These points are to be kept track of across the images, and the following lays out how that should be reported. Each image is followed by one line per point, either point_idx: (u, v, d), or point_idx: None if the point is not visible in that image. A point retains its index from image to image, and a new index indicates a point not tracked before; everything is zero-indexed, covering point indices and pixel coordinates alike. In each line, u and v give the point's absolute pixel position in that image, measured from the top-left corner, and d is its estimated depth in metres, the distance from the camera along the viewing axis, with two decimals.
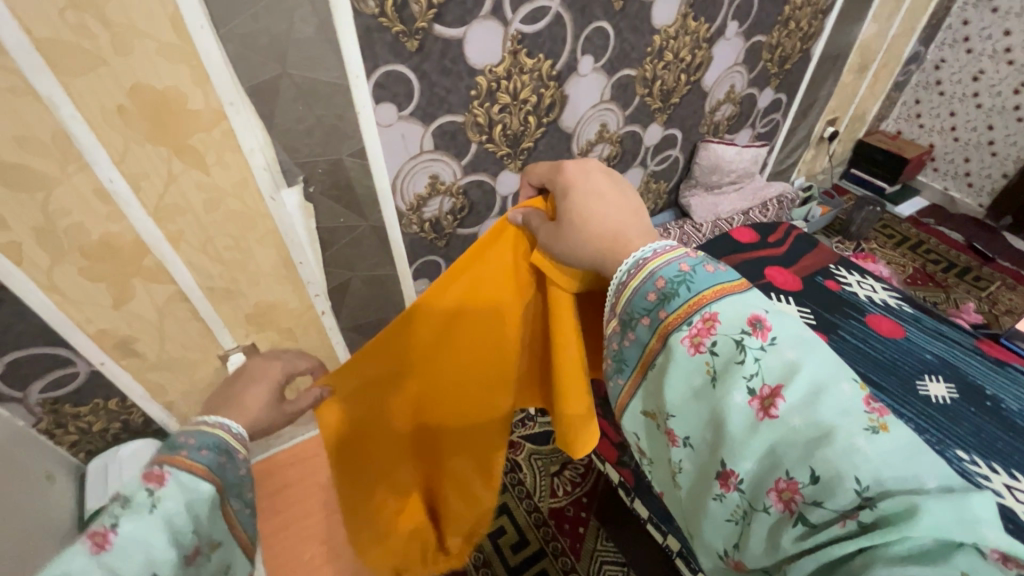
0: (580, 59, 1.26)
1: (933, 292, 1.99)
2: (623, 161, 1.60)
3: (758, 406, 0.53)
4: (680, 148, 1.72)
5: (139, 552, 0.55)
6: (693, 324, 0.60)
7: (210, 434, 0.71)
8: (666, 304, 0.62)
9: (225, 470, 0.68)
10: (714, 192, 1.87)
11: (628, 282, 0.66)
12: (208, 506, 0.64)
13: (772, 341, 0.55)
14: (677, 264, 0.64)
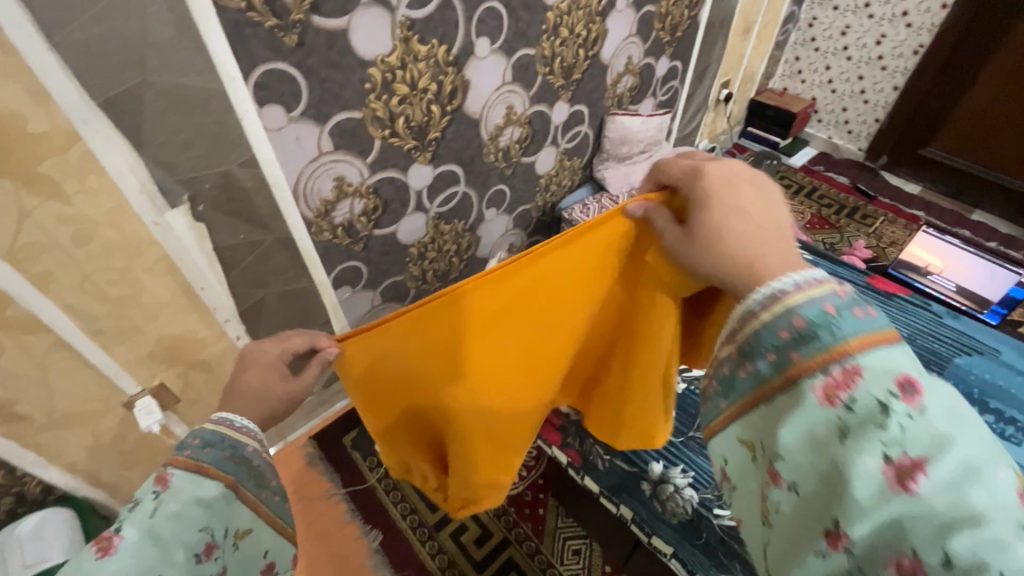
0: (476, 42, 1.23)
1: (829, 234, 2.16)
2: (535, 141, 1.60)
3: (893, 473, 0.43)
4: (588, 123, 1.74)
5: (139, 556, 0.53)
6: (832, 371, 0.50)
7: (212, 430, 0.65)
8: (808, 342, 0.52)
9: (235, 464, 0.64)
10: (627, 163, 1.90)
11: (760, 313, 0.57)
12: (219, 503, 0.61)
13: (923, 411, 0.45)
14: (822, 303, 0.53)
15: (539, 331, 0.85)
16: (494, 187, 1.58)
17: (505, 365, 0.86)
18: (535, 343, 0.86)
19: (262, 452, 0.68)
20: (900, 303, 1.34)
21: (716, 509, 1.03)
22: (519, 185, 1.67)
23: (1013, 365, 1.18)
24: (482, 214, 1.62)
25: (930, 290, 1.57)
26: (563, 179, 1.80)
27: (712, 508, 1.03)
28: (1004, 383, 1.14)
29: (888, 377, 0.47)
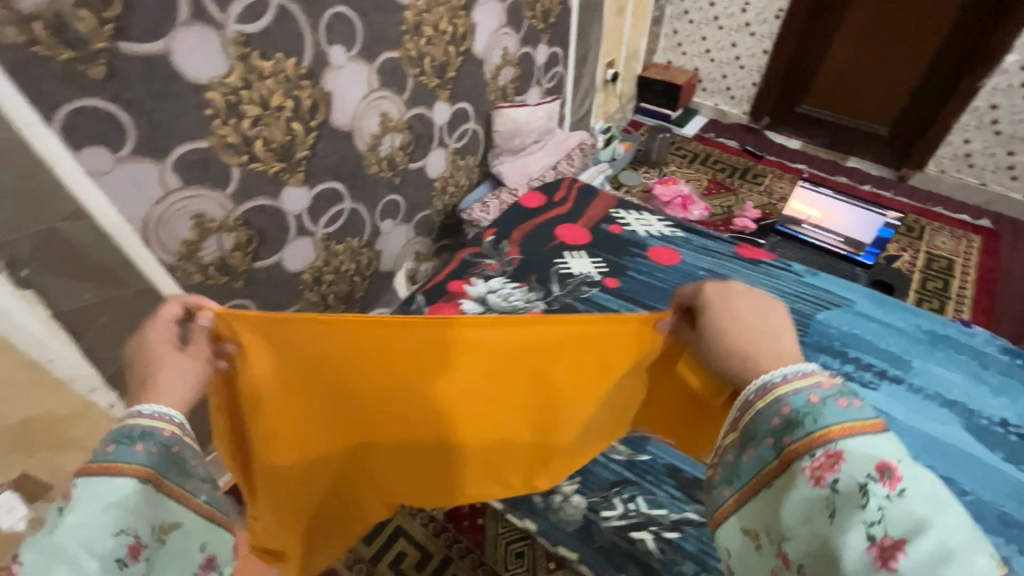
0: (330, 51, 1.15)
1: (725, 197, 2.27)
2: (420, 145, 1.54)
3: (877, 555, 0.44)
4: (474, 120, 1.70)
5: (53, 573, 0.43)
6: (816, 454, 0.52)
7: (114, 425, 0.55)
8: (803, 432, 0.54)
9: (148, 453, 0.54)
10: (522, 154, 1.87)
11: (755, 402, 0.60)
12: (140, 496, 0.51)
13: (902, 492, 0.46)
14: (805, 390, 0.56)
15: (485, 374, 0.87)
16: (385, 198, 1.52)
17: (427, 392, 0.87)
18: (470, 386, 0.88)
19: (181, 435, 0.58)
20: (765, 270, 1.39)
21: (604, 510, 1.03)
22: (413, 191, 1.61)
23: (867, 313, 1.25)
24: (378, 227, 1.55)
25: (809, 242, 1.68)
26: (459, 179, 1.75)
27: (599, 510, 1.03)
28: (860, 332, 1.21)
29: (867, 463, 0.49)
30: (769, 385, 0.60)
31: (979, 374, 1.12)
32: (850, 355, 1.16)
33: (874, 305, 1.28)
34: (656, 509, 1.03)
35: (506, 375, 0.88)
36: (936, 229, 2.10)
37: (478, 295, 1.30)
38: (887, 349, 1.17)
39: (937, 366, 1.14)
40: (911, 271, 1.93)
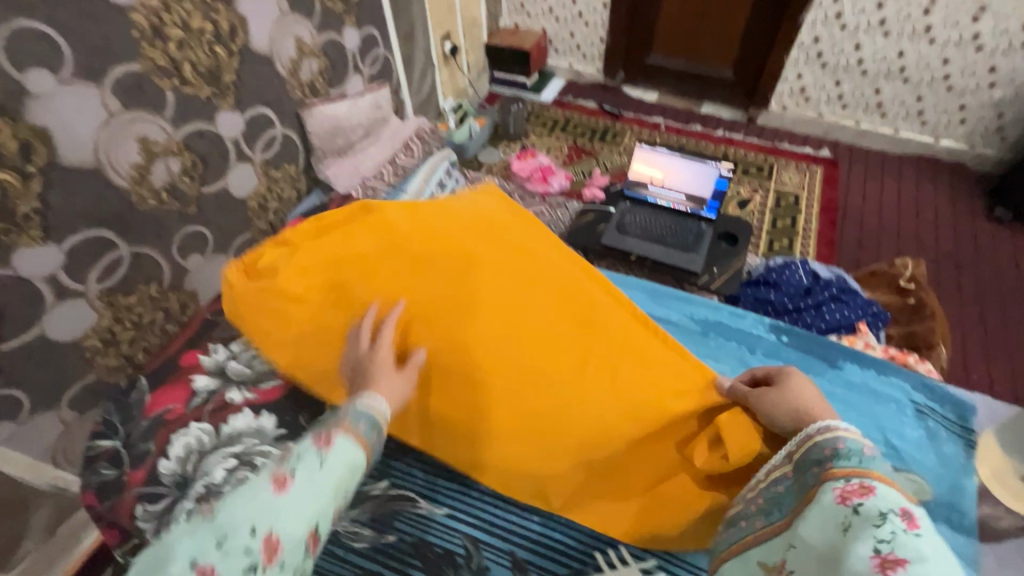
0: (27, 77, 0.94)
1: (586, 163, 2.23)
2: (214, 164, 1.34)
3: (877, 565, 0.44)
4: (283, 124, 1.51)
5: (300, 509, 0.56)
6: (851, 482, 0.54)
7: (356, 407, 0.67)
8: (847, 460, 0.57)
9: (370, 435, 0.66)
10: (352, 153, 1.68)
11: (811, 437, 0.63)
12: (359, 472, 0.63)
13: (919, 529, 0.46)
14: (864, 444, 0.59)
15: (529, 327, 0.87)
16: (181, 231, 1.31)
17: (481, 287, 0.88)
18: (525, 344, 0.87)
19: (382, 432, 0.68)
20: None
21: None
22: (219, 217, 1.40)
23: (642, 310, 1.17)
24: (182, 265, 1.34)
25: (658, 204, 1.67)
26: (281, 191, 1.57)
27: None
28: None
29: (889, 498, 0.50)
30: (824, 429, 0.62)
31: (747, 359, 1.06)
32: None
33: (651, 299, 1.20)
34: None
35: (545, 346, 0.87)
36: (783, 165, 2.17)
37: (215, 366, 0.98)
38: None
39: (708, 359, 1.07)
40: (763, 212, 1.98)
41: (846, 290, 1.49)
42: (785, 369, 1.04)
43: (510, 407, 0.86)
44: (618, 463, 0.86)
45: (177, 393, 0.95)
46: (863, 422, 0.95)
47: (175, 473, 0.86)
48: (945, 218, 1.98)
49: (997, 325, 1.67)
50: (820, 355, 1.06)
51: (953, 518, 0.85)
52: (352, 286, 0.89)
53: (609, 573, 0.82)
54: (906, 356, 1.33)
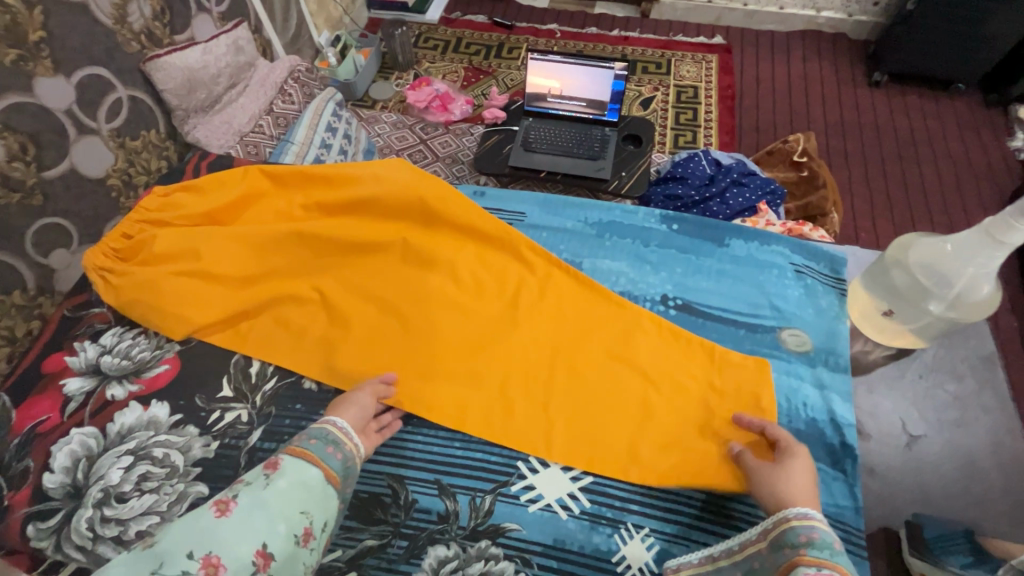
0: None
1: (486, 83, 2.12)
2: (49, 142, 1.15)
3: None
4: (127, 84, 1.31)
5: (255, 520, 0.63)
6: (821, 570, 0.63)
7: (318, 427, 0.76)
8: (821, 550, 0.65)
9: (335, 462, 0.74)
10: (219, 107, 1.50)
11: (786, 518, 0.70)
12: (318, 486, 0.70)
13: None
14: (828, 538, 0.67)
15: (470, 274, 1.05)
16: (31, 227, 1.14)
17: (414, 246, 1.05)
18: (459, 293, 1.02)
19: (356, 455, 0.77)
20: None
21: None
22: (75, 204, 1.23)
23: (539, 224, 1.15)
24: (46, 265, 1.19)
25: (559, 115, 1.64)
26: (145, 162, 1.39)
27: None
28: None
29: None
30: (801, 515, 0.70)
31: (643, 253, 1.10)
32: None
33: (545, 212, 1.17)
34: (331, 553, 0.79)
35: (483, 288, 1.04)
36: (680, 59, 2.15)
37: (86, 365, 0.91)
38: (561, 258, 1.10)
39: (607, 259, 1.10)
40: (666, 110, 1.99)
41: (746, 173, 1.56)
42: (678, 256, 1.09)
43: (462, 343, 0.98)
44: (577, 379, 0.95)
45: (49, 401, 0.87)
46: (745, 295, 1.03)
47: (65, 484, 0.79)
48: (830, 90, 2.07)
49: (879, 184, 1.81)
50: (707, 237, 1.12)
51: (830, 361, 0.95)
52: (281, 261, 1.05)
53: (531, 478, 0.86)
54: (802, 227, 1.41)
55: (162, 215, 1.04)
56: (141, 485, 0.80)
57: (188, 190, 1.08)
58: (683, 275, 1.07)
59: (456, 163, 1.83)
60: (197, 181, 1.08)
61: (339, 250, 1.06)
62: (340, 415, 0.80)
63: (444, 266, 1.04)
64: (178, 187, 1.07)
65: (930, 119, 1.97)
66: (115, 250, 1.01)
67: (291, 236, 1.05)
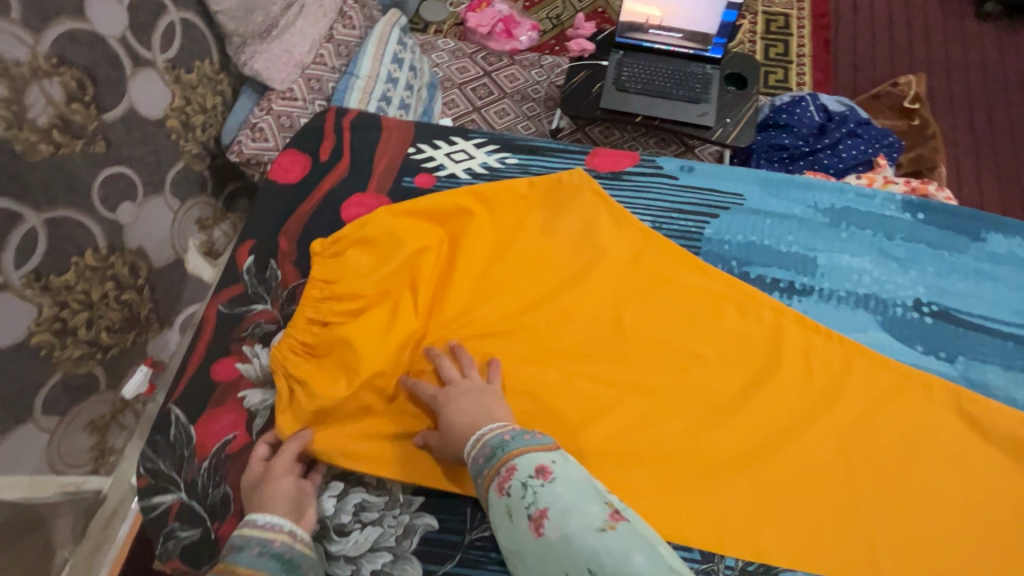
0: None
1: (552, 5, 1.88)
2: (106, 77, 0.99)
3: (537, 526, 0.54)
4: (179, 5, 1.12)
5: None
6: (502, 470, 0.59)
7: (237, 533, 0.63)
8: (498, 454, 0.60)
9: (269, 562, 0.61)
10: (277, 35, 1.27)
11: (471, 451, 0.63)
12: None
13: (551, 478, 0.56)
14: (499, 436, 0.62)
15: (705, 328, 0.80)
16: (96, 179, 1.01)
17: (623, 298, 0.82)
18: (695, 354, 0.78)
19: (293, 543, 0.64)
20: (631, 183, 0.92)
21: None
22: (137, 149, 1.08)
23: (761, 209, 0.90)
24: (114, 221, 1.06)
25: (655, 48, 1.45)
26: (203, 98, 1.21)
27: None
28: (759, 239, 0.88)
29: (527, 462, 0.58)
30: (478, 437, 0.64)
31: (888, 247, 0.86)
32: (752, 278, 0.85)
33: (767, 192, 0.92)
34: None
35: (730, 348, 0.79)
36: None
37: (262, 373, 0.82)
38: (792, 252, 0.86)
39: (846, 254, 0.86)
40: (754, 40, 1.78)
41: (860, 123, 1.42)
42: (930, 252, 0.86)
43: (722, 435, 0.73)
44: (877, 475, 0.70)
45: (231, 416, 0.80)
46: (1009, 298, 0.83)
47: None
48: (934, 21, 1.84)
49: (985, 133, 1.65)
50: (960, 229, 0.88)
51: None
52: (462, 306, 0.82)
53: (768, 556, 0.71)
54: (926, 186, 1.27)
55: (344, 288, 0.78)
56: (360, 517, 0.73)
57: (363, 246, 0.82)
58: (937, 276, 0.84)
59: (525, 100, 1.66)
60: (373, 232, 0.82)
61: (535, 295, 0.83)
62: (265, 507, 0.66)
63: (682, 328, 0.80)
64: (352, 242, 0.82)
65: None
66: (306, 347, 0.78)
67: (487, 288, 0.83)
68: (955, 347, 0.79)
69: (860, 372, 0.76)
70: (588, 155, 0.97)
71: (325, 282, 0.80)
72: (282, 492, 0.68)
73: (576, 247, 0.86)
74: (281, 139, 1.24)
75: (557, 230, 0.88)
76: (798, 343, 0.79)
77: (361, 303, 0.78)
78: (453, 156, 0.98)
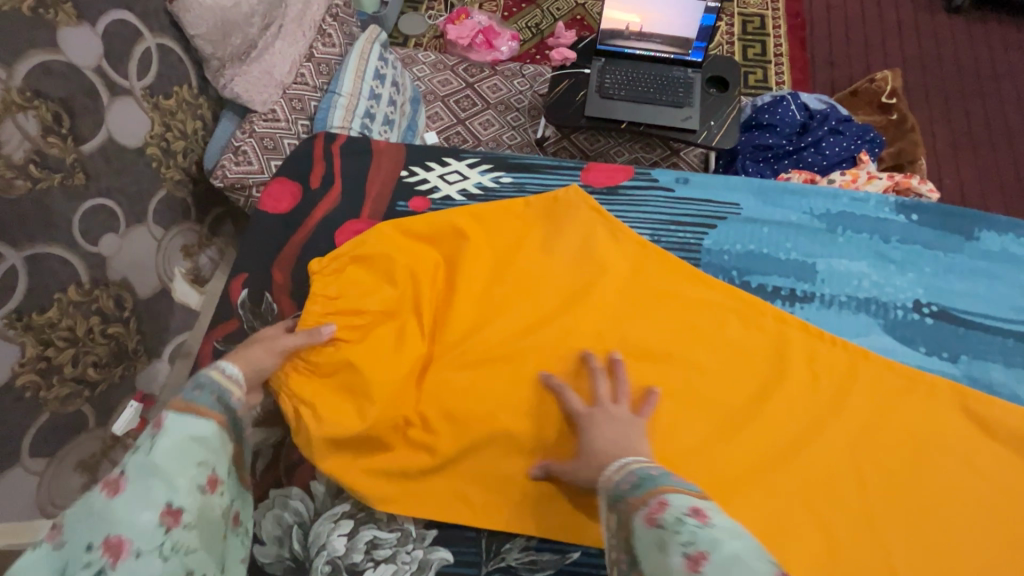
0: None
1: (530, 14, 1.89)
2: (82, 108, 0.97)
3: (691, 562, 0.44)
4: (153, 31, 1.10)
5: (158, 487, 0.52)
6: (650, 502, 0.51)
7: (199, 376, 0.63)
8: (647, 485, 0.53)
9: (223, 408, 0.62)
10: (256, 56, 1.25)
11: (608, 475, 0.58)
12: (215, 441, 0.59)
13: (710, 519, 0.46)
14: (650, 470, 0.56)
15: (709, 340, 0.80)
16: (76, 212, 0.98)
17: (626, 311, 0.82)
18: (701, 366, 0.78)
19: (245, 401, 0.65)
20: (626, 198, 0.94)
21: None
22: (117, 179, 1.06)
23: (758, 218, 0.92)
24: (96, 254, 1.04)
25: (636, 54, 1.46)
26: (183, 122, 1.19)
27: None
28: (758, 247, 0.89)
29: (682, 499, 0.49)
30: (619, 464, 0.59)
31: (885, 251, 0.88)
32: (753, 287, 0.86)
33: (761, 200, 0.94)
34: None
35: (736, 358, 0.78)
36: None
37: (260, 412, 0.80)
38: (790, 259, 0.88)
39: (843, 259, 0.88)
40: (732, 42, 1.80)
41: (841, 120, 1.44)
42: (926, 252, 0.88)
43: (732, 448, 0.72)
44: (886, 480, 0.70)
45: None
46: (1005, 295, 0.85)
47: (282, 558, 0.72)
48: (905, 16, 1.88)
49: (960, 124, 1.69)
50: (954, 228, 0.90)
51: None
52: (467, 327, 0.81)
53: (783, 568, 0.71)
54: (910, 180, 1.29)
55: (347, 304, 0.77)
56: (372, 555, 0.71)
57: (362, 265, 0.81)
58: (934, 276, 0.86)
59: (509, 111, 1.66)
60: (371, 251, 0.81)
61: (537, 311, 0.82)
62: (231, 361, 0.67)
63: (686, 341, 0.80)
64: (350, 261, 0.81)
65: (1010, 49, 1.82)
66: (308, 364, 0.73)
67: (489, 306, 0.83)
68: (957, 347, 0.81)
69: (865, 378, 0.77)
70: (583, 172, 0.98)
71: (326, 298, 0.77)
72: (260, 360, 0.69)
73: (574, 263, 0.86)
74: (268, 163, 1.23)
75: (556, 245, 0.87)
76: (802, 350, 0.79)
77: (364, 320, 0.76)
78: (447, 177, 0.98)
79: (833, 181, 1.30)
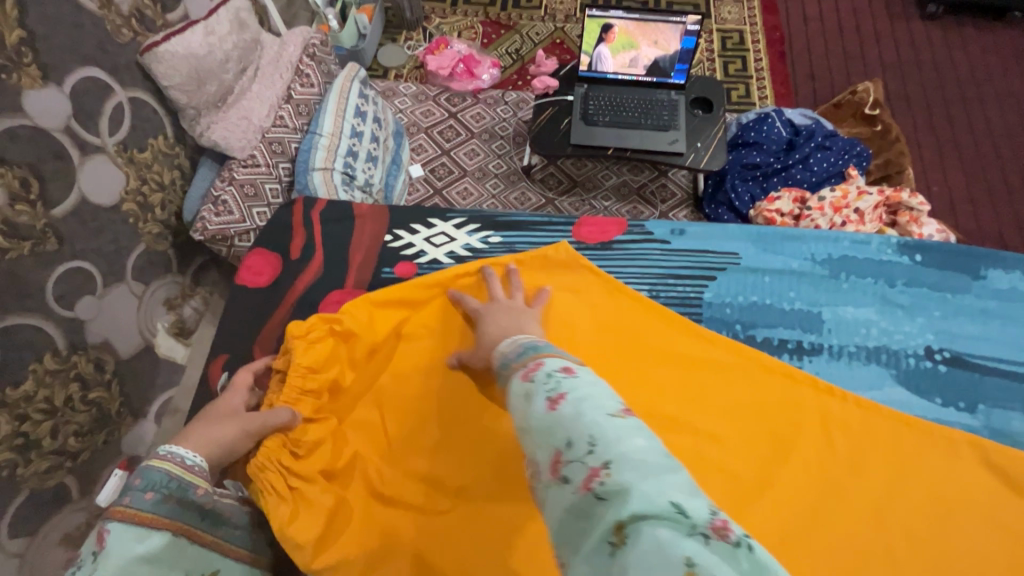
0: None
1: (509, 40, 1.89)
2: (52, 171, 0.93)
3: (551, 401, 0.45)
4: (126, 85, 1.07)
5: None
6: (529, 365, 0.52)
7: (149, 467, 0.59)
8: (528, 352, 0.55)
9: (180, 508, 0.58)
10: (232, 102, 1.22)
11: (500, 350, 0.60)
12: (172, 550, 0.57)
13: (574, 373, 0.48)
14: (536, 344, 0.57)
15: (715, 398, 0.78)
16: (48, 279, 0.94)
17: (627, 371, 0.81)
18: (711, 428, 0.76)
19: (215, 493, 0.62)
20: (623, 252, 0.93)
21: None
22: (92, 240, 1.02)
23: (758, 267, 0.91)
24: (72, 319, 1.00)
25: (619, 79, 1.45)
26: (159, 173, 1.16)
27: None
28: (761, 298, 0.89)
29: (555, 361, 0.51)
30: (514, 346, 0.59)
31: (891, 295, 0.88)
32: (760, 341, 0.85)
33: (761, 247, 0.93)
34: None
35: (745, 416, 0.77)
36: None
37: None
38: (796, 308, 0.87)
39: (850, 306, 0.87)
40: (712, 59, 1.81)
41: (827, 135, 1.44)
42: (933, 295, 0.88)
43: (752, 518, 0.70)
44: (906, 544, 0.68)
45: None
46: (1017, 337, 0.84)
47: None
48: (881, 25, 1.90)
49: (943, 130, 1.70)
50: (958, 267, 0.91)
51: None
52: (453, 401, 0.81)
53: None
54: (899, 194, 1.27)
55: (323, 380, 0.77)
56: None
57: (340, 340, 0.82)
58: (944, 320, 0.86)
59: (493, 139, 1.64)
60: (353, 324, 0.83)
61: None
62: (187, 442, 0.63)
63: (694, 401, 0.78)
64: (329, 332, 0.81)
65: (987, 53, 1.83)
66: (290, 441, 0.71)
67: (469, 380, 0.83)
68: (974, 395, 0.80)
69: (876, 433, 0.76)
70: (576, 224, 0.98)
71: (306, 371, 0.76)
72: (220, 436, 0.65)
73: (566, 322, 0.85)
74: (250, 217, 1.20)
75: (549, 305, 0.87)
76: (811, 406, 0.78)
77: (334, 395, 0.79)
78: (435, 240, 0.97)
79: (824, 199, 1.29)
